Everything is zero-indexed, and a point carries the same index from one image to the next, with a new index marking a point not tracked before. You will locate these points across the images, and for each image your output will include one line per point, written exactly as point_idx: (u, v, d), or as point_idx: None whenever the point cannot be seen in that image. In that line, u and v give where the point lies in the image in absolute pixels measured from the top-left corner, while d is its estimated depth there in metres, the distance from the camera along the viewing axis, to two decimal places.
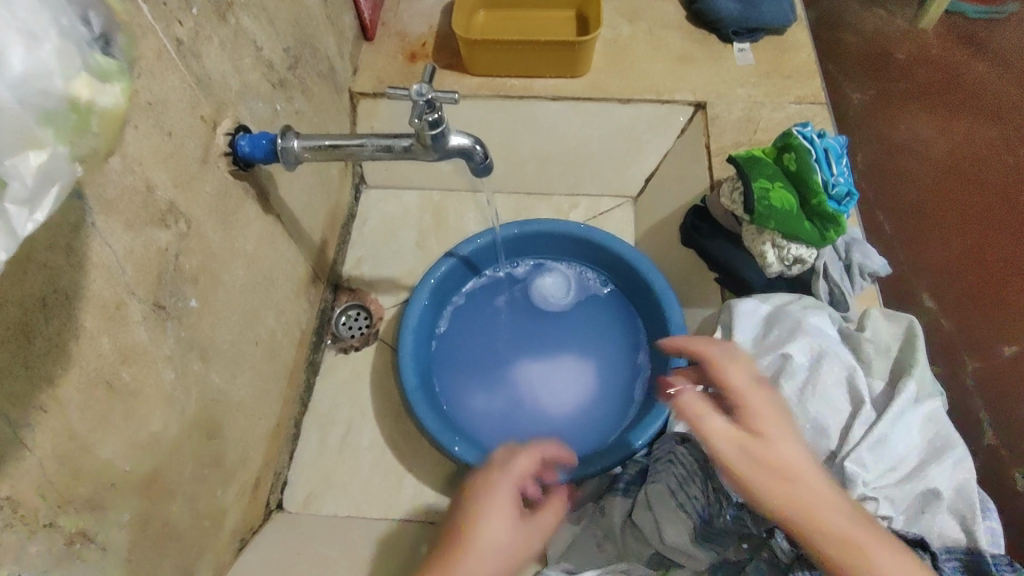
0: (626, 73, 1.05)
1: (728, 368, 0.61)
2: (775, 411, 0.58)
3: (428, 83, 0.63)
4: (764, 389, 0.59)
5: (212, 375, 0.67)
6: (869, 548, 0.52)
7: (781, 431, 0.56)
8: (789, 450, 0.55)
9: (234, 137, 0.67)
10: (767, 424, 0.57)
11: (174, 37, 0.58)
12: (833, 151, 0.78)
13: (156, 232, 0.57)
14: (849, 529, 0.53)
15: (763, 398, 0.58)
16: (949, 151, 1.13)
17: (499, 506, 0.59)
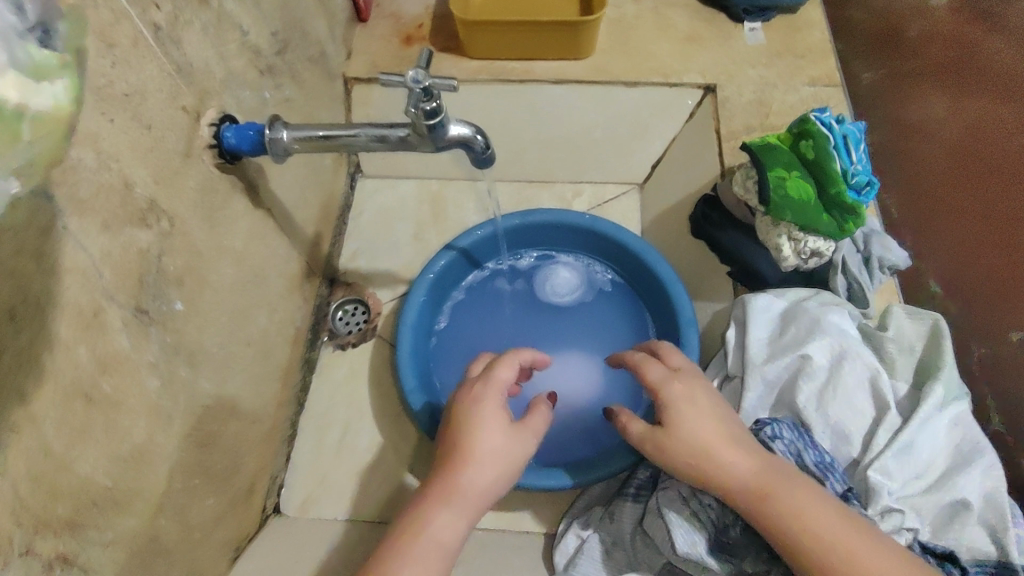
0: (631, 55, 1.00)
1: (646, 368, 0.66)
2: (687, 399, 0.61)
3: (424, 69, 0.59)
4: (685, 379, 0.63)
5: (201, 381, 0.64)
6: (797, 512, 0.54)
7: (693, 416, 0.60)
8: (701, 435, 0.59)
9: (220, 129, 0.63)
10: (678, 412, 0.61)
11: (151, 22, 0.54)
12: (851, 138, 0.74)
13: (137, 232, 0.53)
14: (774, 496, 0.55)
15: (679, 387, 0.63)
16: (966, 131, 0.99)
17: (489, 416, 0.64)
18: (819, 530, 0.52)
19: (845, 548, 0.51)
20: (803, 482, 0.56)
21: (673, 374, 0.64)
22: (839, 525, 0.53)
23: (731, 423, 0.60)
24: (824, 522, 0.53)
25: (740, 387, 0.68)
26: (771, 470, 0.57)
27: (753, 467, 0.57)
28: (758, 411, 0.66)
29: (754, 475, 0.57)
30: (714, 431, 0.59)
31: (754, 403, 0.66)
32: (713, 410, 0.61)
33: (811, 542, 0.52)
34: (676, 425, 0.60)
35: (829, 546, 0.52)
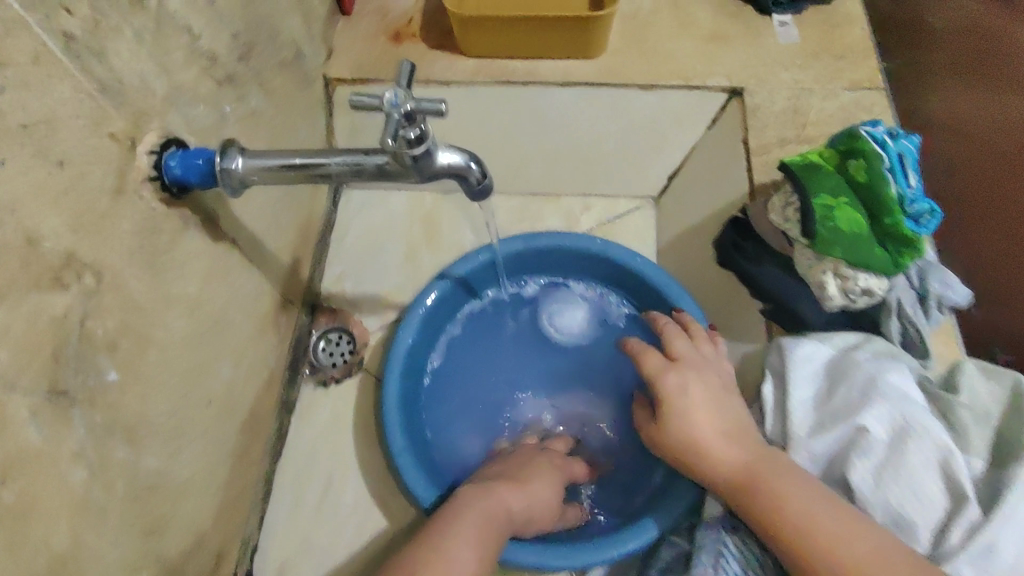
0: (647, 55, 0.90)
1: (648, 359, 0.66)
2: (686, 391, 0.62)
3: (406, 87, 0.48)
4: (684, 370, 0.64)
5: (146, 458, 0.54)
6: (785, 503, 0.54)
7: (690, 406, 0.61)
8: (698, 425, 0.60)
9: (161, 157, 0.53)
10: (677, 406, 0.62)
11: (60, 31, 0.43)
12: (908, 157, 0.64)
13: (49, 297, 0.43)
14: (764, 485, 0.56)
15: (681, 380, 0.63)
16: (982, 124, 0.81)
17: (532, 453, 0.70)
18: (808, 518, 0.52)
19: (833, 538, 0.51)
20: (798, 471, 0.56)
21: (675, 367, 0.65)
22: (830, 515, 0.52)
23: (732, 412, 0.61)
24: (811, 512, 0.53)
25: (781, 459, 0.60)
26: (764, 460, 0.57)
27: (746, 459, 0.58)
28: None
29: (747, 466, 0.57)
30: (710, 421, 0.61)
31: None
32: (711, 399, 0.62)
33: (798, 530, 0.52)
34: (672, 417, 0.62)
35: (817, 537, 0.51)
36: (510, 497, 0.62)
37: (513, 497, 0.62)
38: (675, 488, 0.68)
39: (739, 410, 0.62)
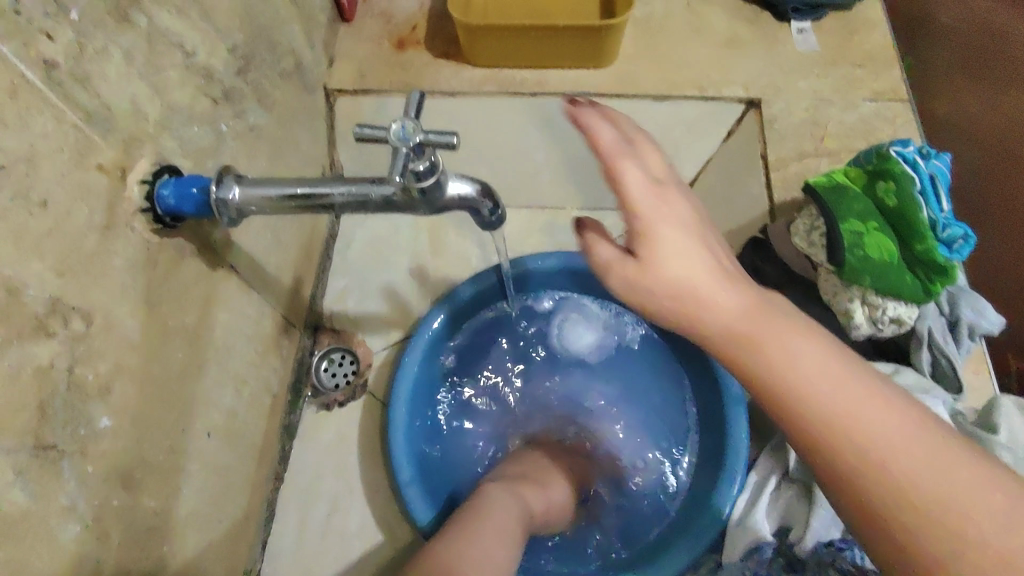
0: (662, 63, 0.87)
1: (625, 176, 0.43)
2: (668, 229, 0.43)
3: (414, 119, 0.46)
4: (670, 205, 0.43)
5: (144, 501, 0.52)
6: (796, 356, 0.40)
7: (678, 251, 0.42)
8: (687, 275, 0.42)
9: (154, 187, 0.50)
10: (660, 250, 0.42)
11: (39, 58, 0.40)
12: (941, 178, 0.60)
13: (32, 347, 0.40)
14: (768, 342, 0.41)
15: (665, 213, 0.43)
16: (1003, 129, 0.83)
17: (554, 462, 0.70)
18: (828, 380, 0.39)
19: (851, 400, 0.38)
20: (821, 345, 0.41)
21: (647, 196, 0.43)
22: (847, 366, 0.40)
23: (730, 267, 0.44)
24: (825, 362, 0.40)
25: (806, 501, 0.60)
26: (767, 316, 0.42)
27: (744, 316, 0.42)
28: (830, 531, 0.58)
29: (745, 323, 0.42)
30: (705, 271, 0.42)
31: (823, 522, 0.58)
32: (688, 242, 0.42)
33: (813, 398, 0.39)
34: (664, 263, 0.42)
35: (835, 402, 0.38)
36: (531, 493, 0.62)
37: (535, 494, 0.62)
38: (696, 524, 0.66)
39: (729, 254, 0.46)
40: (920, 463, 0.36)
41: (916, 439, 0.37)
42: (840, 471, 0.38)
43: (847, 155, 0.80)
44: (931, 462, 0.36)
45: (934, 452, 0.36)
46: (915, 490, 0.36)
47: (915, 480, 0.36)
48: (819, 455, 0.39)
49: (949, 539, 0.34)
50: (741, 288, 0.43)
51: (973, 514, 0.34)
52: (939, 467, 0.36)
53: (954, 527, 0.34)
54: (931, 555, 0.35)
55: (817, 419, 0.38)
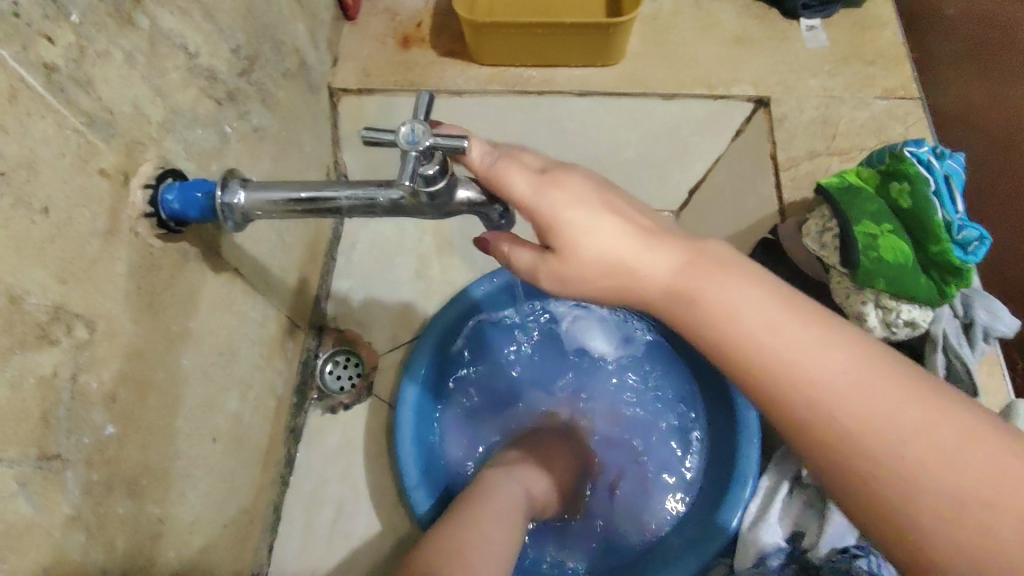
0: (670, 61, 0.86)
1: (509, 180, 0.44)
2: (579, 205, 0.42)
3: (422, 121, 0.44)
4: (569, 180, 0.43)
5: (150, 508, 0.51)
6: (731, 308, 0.41)
7: (595, 224, 0.42)
8: (612, 250, 0.42)
9: (158, 191, 0.49)
10: (574, 233, 0.42)
11: (39, 62, 0.40)
12: (957, 178, 0.60)
13: (35, 357, 0.39)
14: (703, 298, 0.42)
15: (570, 192, 0.43)
16: (1011, 120, 0.77)
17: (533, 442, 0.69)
18: (765, 328, 0.40)
19: (789, 344, 0.40)
20: (751, 289, 0.41)
21: (543, 180, 0.43)
22: (783, 310, 0.41)
23: (653, 224, 0.44)
24: (760, 309, 0.41)
25: (823, 507, 0.61)
26: (696, 272, 0.42)
27: (676, 276, 0.42)
28: (845, 537, 0.59)
29: (678, 282, 0.42)
30: (627, 238, 0.43)
31: (841, 528, 0.59)
32: (603, 220, 0.42)
33: (754, 349, 0.40)
34: (582, 243, 0.42)
35: (773, 347, 0.40)
36: (533, 480, 0.63)
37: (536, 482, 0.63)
38: (706, 531, 0.66)
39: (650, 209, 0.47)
40: (854, 398, 0.38)
41: (855, 374, 0.39)
42: (789, 414, 0.40)
43: (857, 154, 0.79)
44: (869, 396, 0.38)
45: (872, 383, 0.38)
46: (858, 423, 0.38)
47: (857, 415, 0.38)
48: (769, 402, 0.40)
49: (892, 463, 0.37)
50: (667, 244, 0.43)
51: (909, 438, 0.37)
52: (876, 399, 0.38)
53: (891, 452, 0.37)
54: (877, 480, 0.37)
55: (758, 368, 0.40)
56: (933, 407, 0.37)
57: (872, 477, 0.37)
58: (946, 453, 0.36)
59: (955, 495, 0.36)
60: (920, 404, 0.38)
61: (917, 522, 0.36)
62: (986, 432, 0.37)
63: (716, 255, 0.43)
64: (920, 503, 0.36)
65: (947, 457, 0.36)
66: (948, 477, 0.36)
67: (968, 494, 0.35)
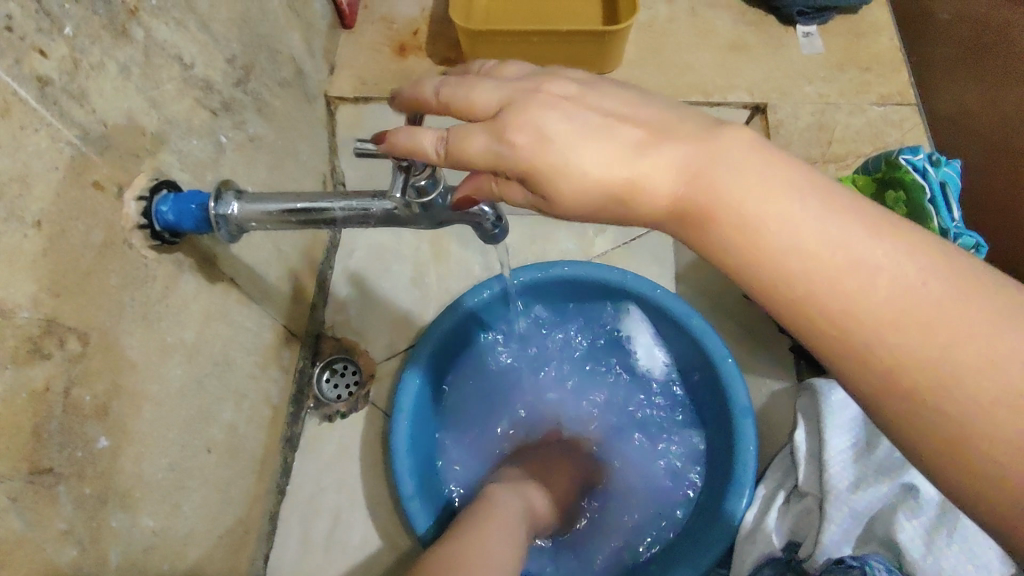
0: (665, 68, 0.87)
1: (471, 141, 0.37)
2: (557, 117, 0.36)
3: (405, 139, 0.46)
4: (541, 96, 0.37)
5: (143, 519, 0.51)
6: (761, 220, 0.34)
7: (577, 146, 0.36)
8: (601, 173, 0.36)
9: (151, 203, 0.49)
10: (557, 158, 0.36)
11: (32, 75, 0.40)
12: (951, 185, 0.61)
13: (26, 371, 0.39)
14: (717, 217, 0.35)
15: (533, 113, 0.36)
16: (1002, 123, 0.78)
17: (540, 465, 0.70)
18: (805, 243, 0.34)
19: (831, 259, 0.33)
20: (790, 200, 0.34)
21: (492, 117, 0.38)
22: (829, 220, 0.34)
23: (649, 121, 0.37)
24: (807, 228, 0.34)
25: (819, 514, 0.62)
26: (714, 177, 0.35)
27: (687, 186, 0.36)
28: (842, 546, 0.60)
29: (688, 195, 0.36)
30: (614, 147, 0.36)
31: (837, 536, 0.60)
32: (583, 129, 0.36)
33: (784, 267, 0.34)
34: (567, 163, 0.36)
35: (807, 266, 0.34)
36: (534, 497, 0.64)
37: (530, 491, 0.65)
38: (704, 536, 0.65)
39: (661, 100, 0.39)
40: (907, 347, 0.32)
41: (906, 291, 0.32)
42: (824, 341, 0.34)
43: (853, 160, 0.81)
44: (919, 317, 0.32)
45: (934, 335, 0.32)
46: (906, 349, 0.32)
47: (906, 338, 0.32)
48: (800, 327, 0.35)
49: (941, 394, 0.32)
50: (669, 153, 0.36)
51: (967, 365, 0.31)
52: (936, 342, 0.32)
53: (949, 380, 0.31)
54: (928, 414, 0.32)
55: (791, 290, 0.34)
56: (1000, 323, 0.31)
57: (920, 413, 0.32)
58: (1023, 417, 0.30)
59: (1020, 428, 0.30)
60: (983, 321, 0.31)
61: (974, 489, 0.31)
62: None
63: (738, 148, 0.36)
64: (977, 440, 0.31)
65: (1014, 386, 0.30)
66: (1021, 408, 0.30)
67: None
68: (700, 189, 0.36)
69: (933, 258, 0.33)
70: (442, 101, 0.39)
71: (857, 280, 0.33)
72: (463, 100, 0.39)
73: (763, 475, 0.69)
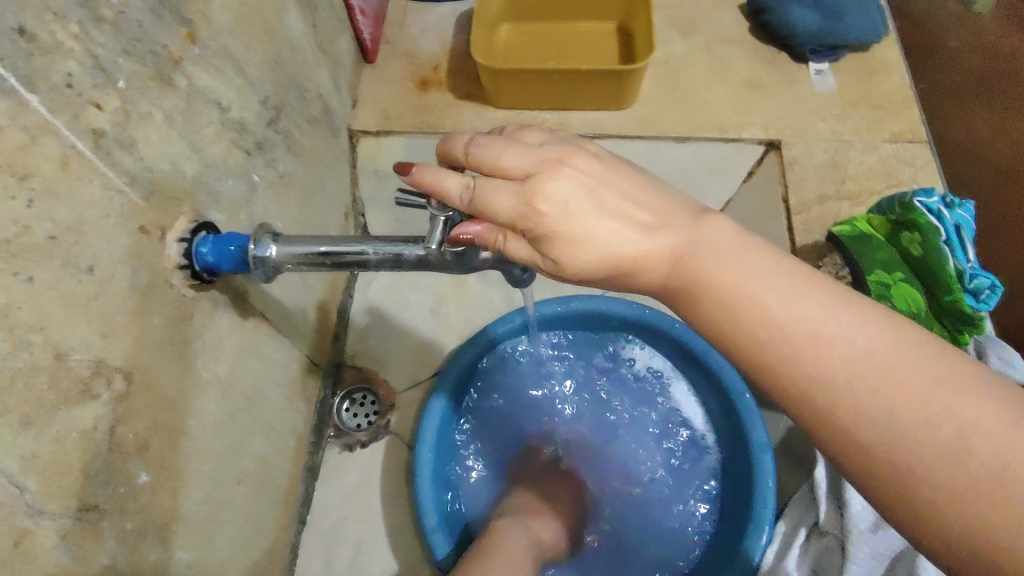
0: (682, 105, 0.89)
1: (495, 201, 0.41)
2: (564, 187, 0.41)
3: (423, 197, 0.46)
4: (564, 166, 0.41)
5: (178, 552, 0.52)
6: (739, 291, 0.40)
7: (594, 224, 0.41)
8: (612, 246, 0.41)
9: (193, 245, 0.50)
10: (573, 229, 0.41)
11: (88, 128, 0.42)
12: (965, 227, 0.62)
13: (78, 411, 0.41)
14: (701, 289, 0.41)
15: (554, 183, 0.41)
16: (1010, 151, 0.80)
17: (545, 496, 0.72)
18: (771, 310, 0.39)
19: (800, 331, 0.38)
20: (762, 277, 0.40)
21: (519, 181, 0.42)
22: (795, 294, 0.39)
23: (653, 204, 0.42)
24: (782, 299, 0.39)
25: (841, 553, 0.63)
26: (698, 258, 0.41)
27: (676, 266, 0.41)
28: None
29: (680, 271, 0.41)
30: (622, 225, 0.41)
31: None
32: (598, 202, 0.41)
33: (764, 336, 0.39)
34: (576, 231, 0.41)
35: (772, 338, 0.39)
36: (540, 526, 0.67)
37: (541, 527, 0.68)
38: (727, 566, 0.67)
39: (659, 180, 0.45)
40: (868, 401, 0.36)
41: (861, 361, 0.37)
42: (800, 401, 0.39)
43: (868, 197, 0.83)
44: (882, 380, 0.36)
45: (896, 386, 0.36)
46: (870, 409, 0.36)
47: (869, 398, 0.36)
48: (780, 389, 0.39)
49: (897, 449, 0.36)
50: (666, 234, 0.42)
51: (920, 423, 0.35)
52: (891, 395, 0.36)
53: (902, 438, 0.36)
54: (889, 466, 0.36)
55: (767, 357, 0.39)
56: (950, 388, 0.36)
57: (878, 464, 0.36)
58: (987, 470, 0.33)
59: (964, 482, 0.34)
60: (931, 391, 0.36)
61: (942, 523, 0.34)
62: (993, 411, 0.34)
63: (721, 235, 0.42)
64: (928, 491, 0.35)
65: (958, 445, 0.34)
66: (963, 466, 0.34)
67: (970, 482, 0.34)
68: (691, 264, 0.41)
69: (891, 330, 0.38)
70: (472, 158, 0.43)
71: (820, 344, 0.38)
72: (497, 159, 0.43)
73: (782, 511, 0.70)
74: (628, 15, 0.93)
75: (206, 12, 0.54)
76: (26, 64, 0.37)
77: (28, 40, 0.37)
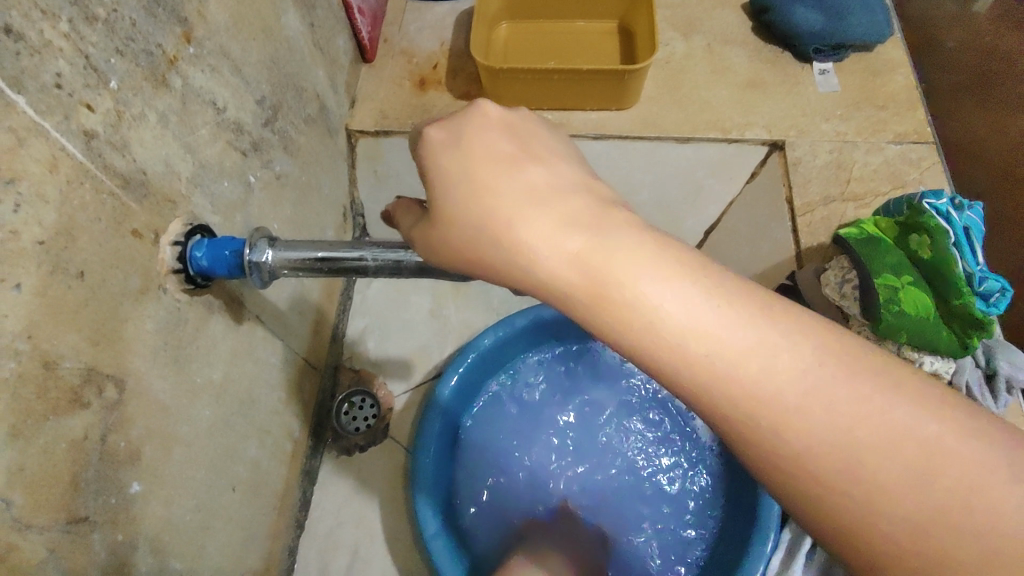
0: (684, 103, 0.88)
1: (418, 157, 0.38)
2: (492, 143, 0.36)
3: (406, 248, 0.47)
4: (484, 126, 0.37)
5: (172, 561, 0.51)
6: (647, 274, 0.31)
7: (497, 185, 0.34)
8: (498, 213, 0.34)
9: (187, 248, 0.49)
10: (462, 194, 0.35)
11: (80, 130, 0.40)
12: (975, 229, 0.63)
13: (67, 420, 0.40)
14: (595, 271, 0.32)
15: (479, 136, 0.36)
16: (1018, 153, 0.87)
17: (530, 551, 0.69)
18: (692, 295, 0.31)
19: (747, 364, 0.30)
20: (671, 258, 0.32)
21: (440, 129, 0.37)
22: (726, 281, 0.31)
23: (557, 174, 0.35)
24: (707, 282, 0.31)
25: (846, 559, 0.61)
26: (601, 234, 0.32)
27: (568, 251, 0.32)
28: None
29: (575, 253, 0.32)
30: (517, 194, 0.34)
31: None
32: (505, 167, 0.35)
33: (698, 375, 0.30)
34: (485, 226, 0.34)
35: (697, 330, 0.30)
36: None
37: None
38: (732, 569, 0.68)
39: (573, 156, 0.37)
40: (813, 409, 0.29)
41: (822, 357, 0.30)
42: (742, 458, 0.31)
43: (872, 199, 0.81)
44: (838, 388, 0.29)
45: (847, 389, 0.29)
46: (840, 457, 0.29)
47: (819, 414, 0.29)
48: (725, 439, 0.31)
49: (867, 512, 0.28)
50: (565, 203, 0.34)
51: (880, 444, 0.28)
52: (847, 403, 0.29)
53: (850, 454, 0.29)
54: (861, 538, 0.29)
55: (702, 396, 0.31)
56: (914, 402, 0.29)
57: (845, 531, 0.29)
58: (961, 487, 0.28)
59: (925, 509, 0.28)
60: (895, 400, 0.29)
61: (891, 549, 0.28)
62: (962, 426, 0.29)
63: (627, 228, 0.32)
64: (882, 527, 0.28)
65: (923, 467, 0.28)
66: (952, 532, 0.28)
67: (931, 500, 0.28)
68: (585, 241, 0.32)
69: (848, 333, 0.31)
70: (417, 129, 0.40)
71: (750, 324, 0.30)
72: (426, 154, 0.37)
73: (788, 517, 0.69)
74: (629, 14, 0.92)
75: (202, 12, 0.52)
76: (14, 65, 0.36)
77: (16, 40, 0.36)
